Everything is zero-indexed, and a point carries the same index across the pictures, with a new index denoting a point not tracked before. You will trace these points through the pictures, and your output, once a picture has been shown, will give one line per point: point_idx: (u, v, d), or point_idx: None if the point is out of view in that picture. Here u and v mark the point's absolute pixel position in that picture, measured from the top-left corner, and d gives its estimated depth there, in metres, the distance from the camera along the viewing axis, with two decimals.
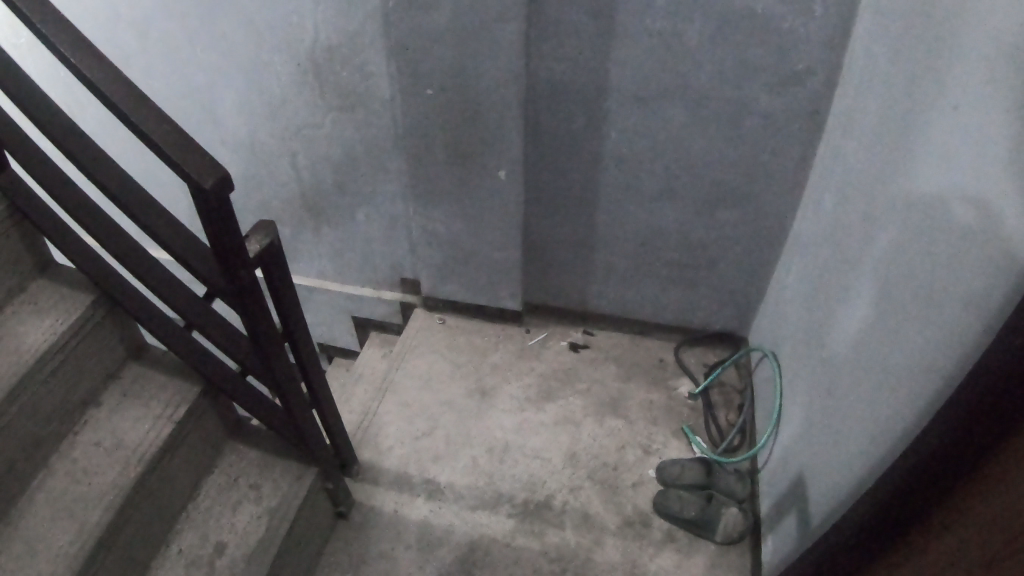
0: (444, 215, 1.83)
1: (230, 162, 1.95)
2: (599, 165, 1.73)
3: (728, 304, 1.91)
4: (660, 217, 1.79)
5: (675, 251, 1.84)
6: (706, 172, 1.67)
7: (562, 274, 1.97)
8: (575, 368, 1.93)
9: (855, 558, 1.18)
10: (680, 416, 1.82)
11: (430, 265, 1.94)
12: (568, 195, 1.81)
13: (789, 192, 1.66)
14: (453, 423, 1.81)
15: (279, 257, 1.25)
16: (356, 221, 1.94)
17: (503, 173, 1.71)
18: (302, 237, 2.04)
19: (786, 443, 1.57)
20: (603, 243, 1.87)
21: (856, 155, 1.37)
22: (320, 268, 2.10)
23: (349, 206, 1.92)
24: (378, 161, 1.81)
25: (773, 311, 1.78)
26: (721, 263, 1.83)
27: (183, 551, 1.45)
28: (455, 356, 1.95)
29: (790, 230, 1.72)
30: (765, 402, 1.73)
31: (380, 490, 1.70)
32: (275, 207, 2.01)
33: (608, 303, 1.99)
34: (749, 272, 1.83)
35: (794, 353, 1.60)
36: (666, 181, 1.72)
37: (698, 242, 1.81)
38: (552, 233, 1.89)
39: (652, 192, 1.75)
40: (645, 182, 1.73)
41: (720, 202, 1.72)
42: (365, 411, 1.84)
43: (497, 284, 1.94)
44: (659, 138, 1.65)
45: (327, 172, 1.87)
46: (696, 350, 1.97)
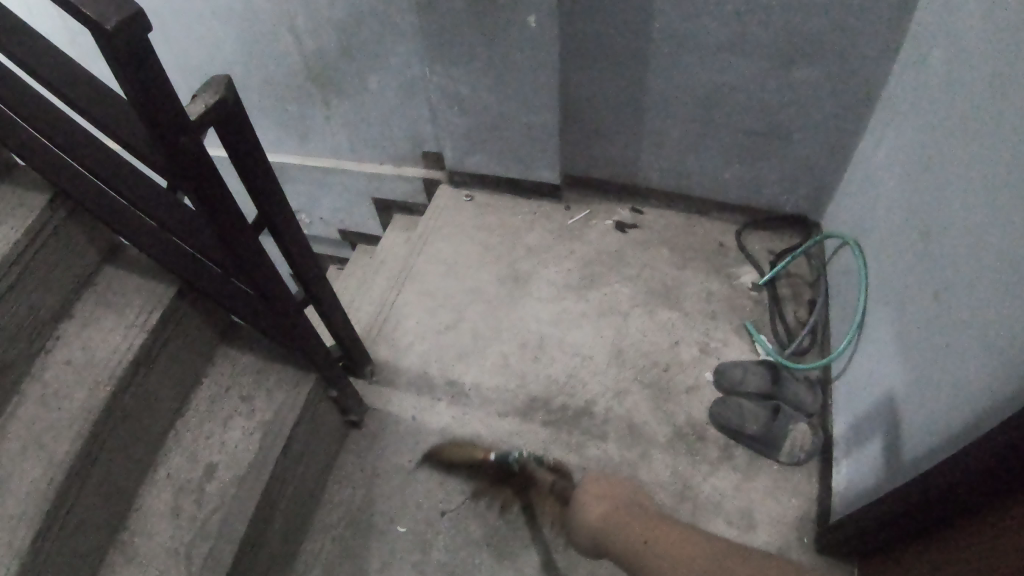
0: (464, 71, 1.55)
1: (223, 37, 1.67)
2: (653, 7, 1.42)
3: (802, 183, 1.61)
4: (726, 73, 1.48)
5: (743, 113, 1.53)
6: (786, 13, 1.35)
7: (607, 140, 1.67)
8: (623, 250, 1.64)
9: (956, 509, 0.97)
10: (743, 310, 1.56)
11: (453, 132, 1.66)
12: (614, 45, 1.51)
13: (888, 44, 1.34)
14: (481, 312, 1.57)
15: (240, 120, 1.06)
16: (367, 88, 1.66)
17: (535, 19, 1.42)
18: (309, 112, 1.75)
19: (879, 356, 1.31)
20: (656, 104, 1.58)
21: (983, 17, 1.10)
22: (334, 145, 1.79)
23: (358, 68, 1.63)
24: (385, 12, 1.51)
25: (860, 191, 1.48)
26: (797, 129, 1.53)
27: (171, 475, 1.30)
28: (484, 236, 1.68)
29: (884, 89, 1.40)
30: (846, 299, 1.47)
31: (396, 394, 1.50)
32: (276, 78, 1.71)
33: (662, 175, 1.69)
34: (830, 140, 1.52)
35: (891, 249, 1.32)
36: (736, 26, 1.40)
37: (771, 102, 1.50)
38: (596, 89, 1.60)
39: (717, 42, 1.44)
40: (706, 31, 1.43)
41: (803, 51, 1.40)
42: (380, 302, 1.61)
43: (531, 154, 1.66)
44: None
45: (330, 29, 1.57)
46: (759, 235, 1.68)
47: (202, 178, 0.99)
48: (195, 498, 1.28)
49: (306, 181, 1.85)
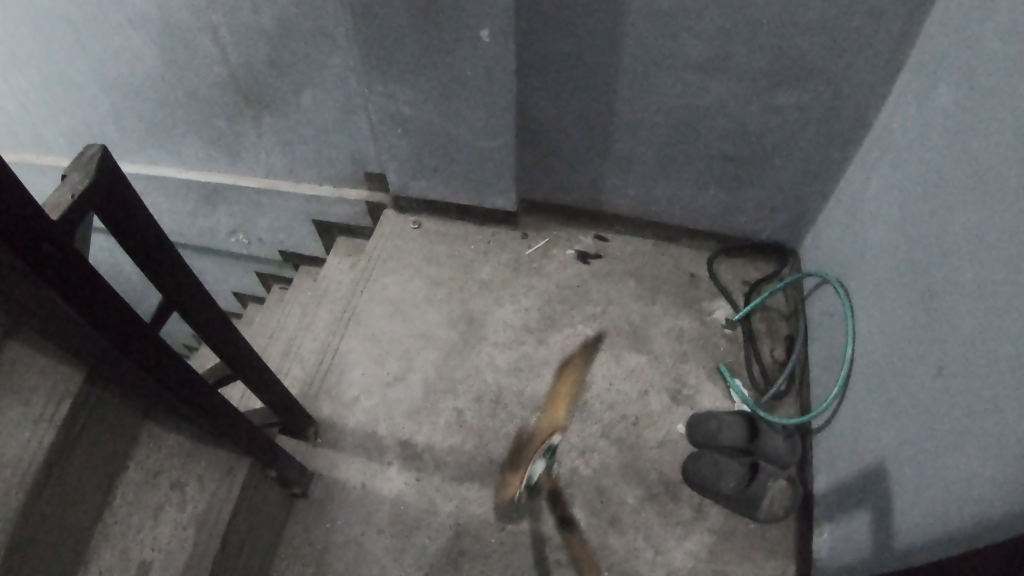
0: (409, 90, 1.38)
1: (144, 61, 1.43)
2: (624, 21, 1.26)
3: (778, 211, 1.49)
4: (705, 94, 1.33)
5: (719, 138, 1.40)
6: (772, 37, 1.21)
7: (569, 163, 1.52)
8: (587, 283, 1.52)
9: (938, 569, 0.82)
10: (715, 352, 1.45)
11: (398, 153, 1.50)
12: (577, 63, 1.36)
13: (882, 72, 1.21)
14: (434, 360, 1.43)
15: (111, 186, 0.86)
16: (299, 108, 1.47)
17: (487, 33, 1.25)
18: (241, 138, 1.53)
19: (862, 416, 1.21)
20: (623, 126, 1.43)
21: (989, 75, 0.97)
22: (267, 165, 1.59)
23: (289, 88, 1.44)
24: (318, 28, 1.32)
25: (846, 229, 1.36)
26: (778, 158, 1.40)
27: (104, 572, 1.06)
28: (433, 269, 1.53)
29: (873, 119, 1.28)
30: (828, 345, 1.36)
31: (342, 459, 1.37)
32: (200, 101, 1.49)
33: (626, 202, 1.56)
34: (810, 168, 1.40)
35: (881, 307, 1.20)
36: (718, 45, 1.25)
37: (748, 128, 1.37)
38: (558, 108, 1.44)
39: (691, 61, 1.29)
40: (682, 50, 1.28)
41: (787, 76, 1.26)
42: (322, 350, 1.47)
43: (485, 177, 1.51)
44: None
45: (256, 45, 1.37)
46: (733, 263, 1.57)
47: (86, 282, 0.78)
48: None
49: (236, 203, 1.66)
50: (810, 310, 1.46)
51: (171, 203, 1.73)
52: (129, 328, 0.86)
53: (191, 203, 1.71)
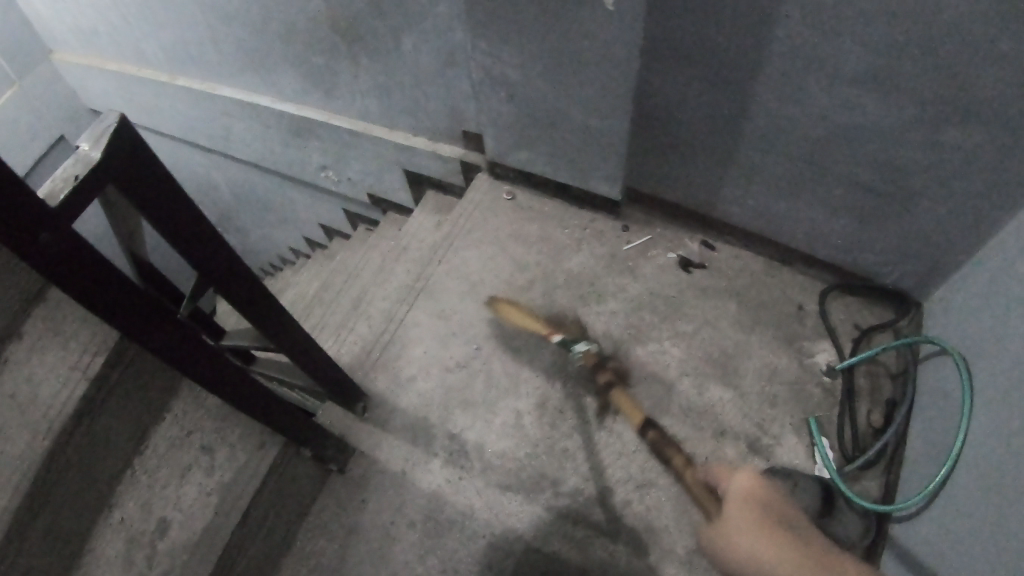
0: (520, 49, 1.25)
1: None
2: (771, 13, 1.09)
3: (912, 256, 1.30)
4: (850, 112, 1.15)
5: (860, 162, 1.21)
6: (941, 70, 1.01)
7: (688, 159, 1.36)
8: (683, 295, 1.37)
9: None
10: (809, 401, 1.29)
11: (501, 118, 1.37)
12: (708, 52, 1.20)
13: None
14: (501, 352, 1.32)
15: (131, 151, 0.79)
16: (402, 49, 1.37)
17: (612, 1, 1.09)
18: (339, 70, 1.45)
19: (960, 520, 1.03)
20: (752, 130, 1.26)
21: None
22: (365, 107, 1.50)
23: (390, 28, 1.35)
24: None
25: (985, 296, 1.17)
26: (926, 201, 1.20)
27: (126, 521, 1.02)
28: (522, 250, 1.40)
29: None
30: (939, 424, 1.19)
31: (388, 440, 1.29)
32: (299, 25, 1.41)
33: (744, 213, 1.39)
34: (958, 218, 1.19)
35: (1001, 409, 1.02)
36: (878, 61, 1.06)
37: (895, 158, 1.17)
38: (684, 95, 1.28)
39: (838, 73, 1.11)
40: (828, 57, 1.10)
41: (954, 114, 1.06)
42: (388, 320, 1.39)
43: (591, 162, 1.36)
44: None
45: None
46: (848, 302, 1.40)
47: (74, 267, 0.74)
48: (146, 554, 1.03)
49: (330, 141, 1.58)
50: (922, 379, 1.29)
51: (268, 131, 1.65)
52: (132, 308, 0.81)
53: (287, 134, 1.63)
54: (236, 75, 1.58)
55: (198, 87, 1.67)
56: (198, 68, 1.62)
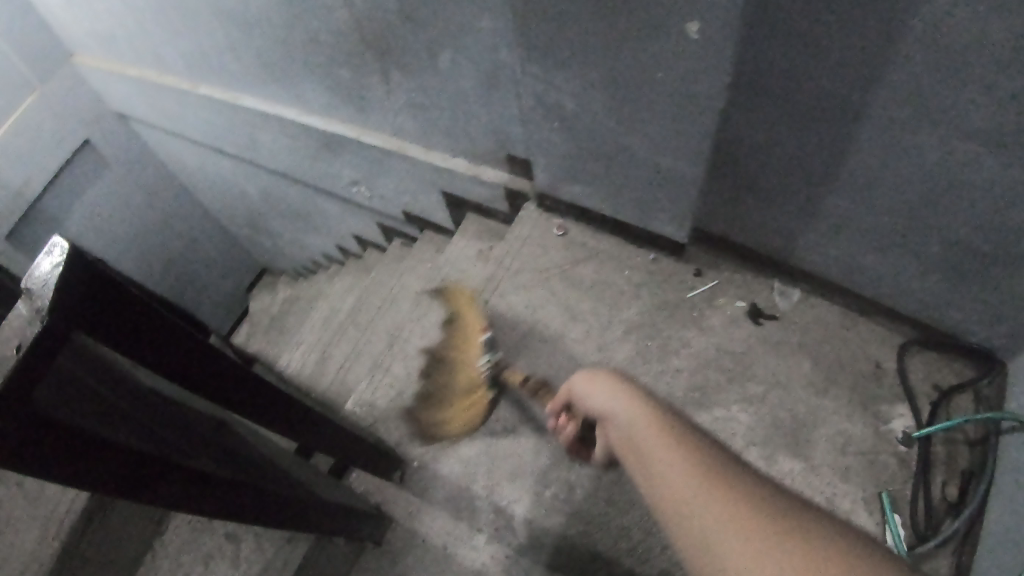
0: (575, 81, 1.11)
1: None
2: (881, 64, 0.94)
3: (1012, 320, 1.16)
4: (960, 174, 1.00)
5: (968, 224, 1.06)
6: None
7: (761, 204, 1.22)
8: (751, 352, 1.24)
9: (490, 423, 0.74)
10: (886, 475, 1.17)
11: (551, 149, 1.22)
12: (794, 98, 1.05)
13: None
14: (548, 416, 1.20)
15: (99, 285, 0.67)
16: (439, 66, 1.23)
17: (697, 28, 0.94)
18: (367, 84, 1.33)
19: None
20: (839, 180, 1.12)
21: None
22: (401, 123, 1.36)
23: (425, 42, 1.21)
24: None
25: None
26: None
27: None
28: (574, 296, 1.26)
29: None
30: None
31: (429, 511, 1.19)
32: (323, 35, 1.29)
33: (822, 264, 1.26)
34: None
35: None
36: (1005, 122, 0.90)
37: (1011, 225, 1.02)
38: (767, 137, 1.12)
39: (948, 130, 0.96)
40: (935, 116, 0.95)
41: None
42: (425, 373, 1.28)
43: (652, 201, 1.21)
44: (1003, 49, 0.83)
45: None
46: (930, 357, 1.26)
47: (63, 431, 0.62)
48: None
49: (363, 159, 1.45)
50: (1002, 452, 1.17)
51: (297, 144, 1.53)
52: (141, 460, 0.71)
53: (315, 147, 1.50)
54: (261, 86, 1.47)
55: (222, 98, 1.56)
56: (224, 74, 1.50)
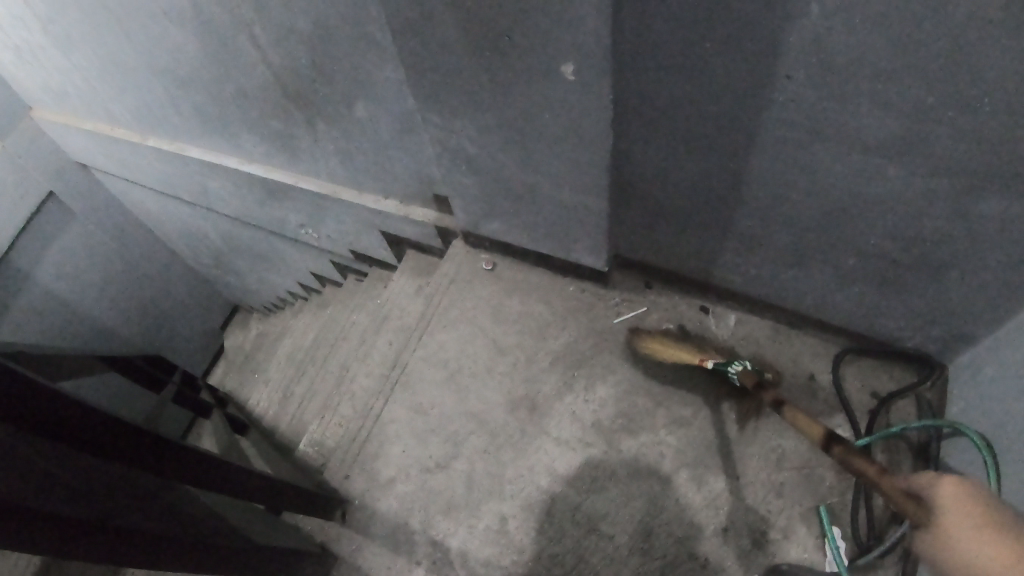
0: (472, 127, 1.16)
1: (187, 45, 1.43)
2: (760, 100, 0.99)
3: (932, 321, 1.20)
4: (851, 185, 1.04)
5: (870, 230, 1.09)
6: (960, 138, 0.89)
7: (670, 232, 1.27)
8: (673, 374, 1.28)
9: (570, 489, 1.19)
10: (820, 488, 1.17)
11: (466, 191, 1.29)
12: (677, 139, 1.10)
13: None
14: (482, 450, 1.25)
15: None
16: (361, 111, 1.33)
17: (572, 69, 0.98)
18: (297, 133, 1.49)
19: None
20: (735, 210, 1.17)
21: None
22: (329, 170, 1.54)
23: (343, 94, 1.32)
24: (370, 43, 1.17)
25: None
26: (954, 274, 1.09)
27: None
28: (500, 329, 1.35)
29: None
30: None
31: (369, 547, 1.22)
32: (250, 89, 1.45)
33: (738, 285, 1.31)
34: (991, 290, 1.08)
35: None
36: (890, 134, 0.94)
37: (913, 225, 1.05)
38: (666, 173, 1.16)
39: (825, 144, 1.00)
40: (805, 136, 1.00)
41: (986, 181, 0.92)
42: (364, 415, 1.34)
43: (567, 236, 1.27)
44: (865, 70, 0.87)
45: (308, 46, 1.26)
46: (863, 366, 1.31)
47: None
48: None
49: (300, 200, 1.66)
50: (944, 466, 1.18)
51: (238, 186, 1.76)
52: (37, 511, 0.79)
53: (263, 188, 1.69)
54: (202, 137, 1.70)
55: (168, 148, 1.80)
56: (178, 129, 1.73)
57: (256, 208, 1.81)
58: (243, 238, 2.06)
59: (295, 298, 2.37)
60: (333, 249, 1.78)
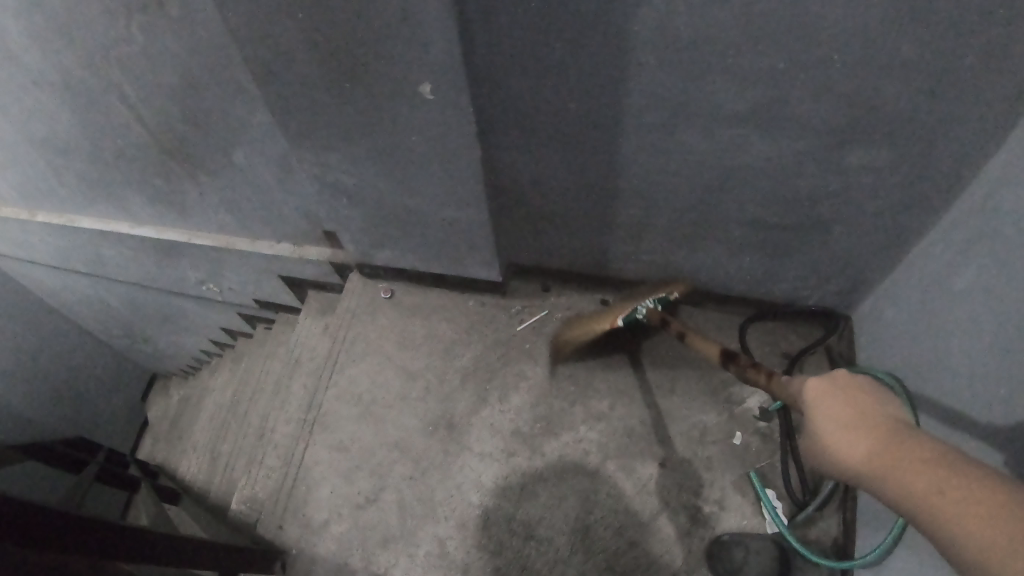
0: (343, 161, 1.15)
1: (60, 114, 1.39)
2: (615, 93, 1.00)
3: (824, 280, 1.25)
4: (722, 163, 1.07)
5: (747, 204, 1.13)
6: (823, 102, 0.94)
7: (556, 234, 1.29)
8: (585, 370, 1.30)
9: (511, 500, 1.20)
10: (745, 455, 1.21)
11: (353, 224, 1.29)
12: (546, 146, 1.12)
13: (987, 128, 0.92)
14: (408, 477, 1.25)
15: None
16: (241, 158, 1.32)
17: (430, 89, 0.97)
18: (183, 189, 1.46)
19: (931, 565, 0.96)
20: (615, 205, 1.19)
21: None
22: (220, 222, 1.53)
23: (219, 144, 1.30)
24: (235, 88, 1.16)
25: (920, 314, 1.12)
26: (839, 223, 1.13)
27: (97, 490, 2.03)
28: (408, 355, 1.35)
29: (972, 184, 1.00)
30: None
31: None
32: (130, 151, 1.42)
33: (633, 274, 1.33)
34: (879, 234, 1.13)
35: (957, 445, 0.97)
36: (752, 109, 0.97)
37: (791, 193, 1.09)
38: (542, 176, 1.17)
39: (690, 127, 1.02)
40: (672, 124, 1.03)
41: (853, 136, 0.98)
42: (287, 463, 1.31)
43: (460, 250, 1.28)
44: (716, 51, 0.90)
45: (177, 100, 1.24)
46: (770, 329, 1.34)
47: None
48: None
49: (196, 255, 1.64)
50: None
51: (133, 250, 1.73)
52: None
53: (158, 248, 1.67)
54: (88, 206, 1.65)
55: (58, 222, 1.74)
56: (62, 201, 1.67)
57: (155, 270, 1.79)
58: (148, 302, 2.03)
59: (212, 354, 2.34)
60: (236, 298, 1.79)
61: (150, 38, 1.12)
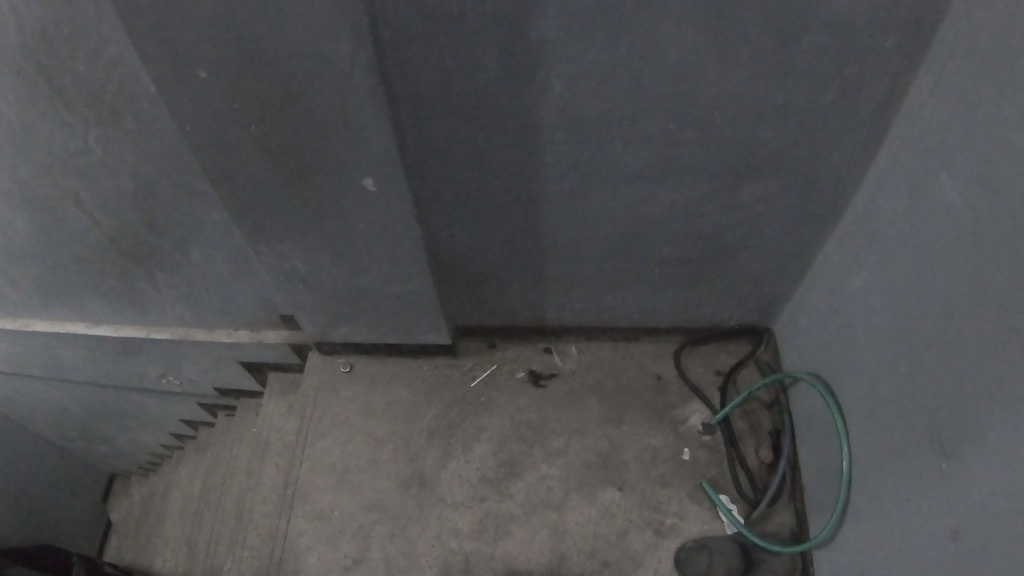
0: (294, 251, 1.25)
1: (17, 224, 1.47)
2: (535, 164, 1.13)
3: (741, 303, 1.39)
4: (637, 215, 1.21)
5: (663, 246, 1.27)
6: (717, 152, 1.09)
7: (498, 293, 1.41)
8: (540, 412, 1.41)
9: (489, 541, 1.30)
10: (695, 469, 1.34)
11: (309, 306, 1.38)
12: (481, 219, 1.24)
13: (857, 157, 1.08)
14: (389, 534, 1.34)
15: None
16: (197, 254, 1.41)
17: (372, 180, 1.09)
18: (141, 287, 1.54)
19: (868, 540, 1.10)
20: (546, 261, 1.32)
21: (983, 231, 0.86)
22: (178, 315, 1.61)
23: (175, 242, 1.40)
24: (191, 189, 1.26)
25: (824, 324, 1.27)
26: (745, 252, 1.28)
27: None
28: (373, 422, 1.44)
29: (853, 207, 1.16)
30: (822, 452, 1.25)
31: None
32: (86, 255, 1.50)
33: (570, 320, 1.46)
34: (781, 258, 1.28)
35: (871, 432, 1.11)
36: (657, 166, 1.11)
37: (700, 232, 1.24)
38: (477, 243, 1.29)
39: (605, 188, 1.16)
40: (589, 187, 1.16)
41: (747, 177, 1.13)
42: (271, 535, 1.39)
43: (411, 319, 1.39)
44: (622, 122, 1.04)
45: (134, 203, 1.33)
46: (701, 352, 1.47)
47: None
48: None
49: (155, 350, 1.71)
50: (793, 418, 1.34)
51: (90, 350, 1.79)
52: None
53: (116, 345, 1.73)
54: (42, 309, 1.71)
55: (11, 326, 1.79)
56: (16, 304, 1.73)
57: (114, 368, 1.85)
58: (107, 401, 2.08)
59: (172, 446, 2.39)
60: (196, 388, 1.87)
61: (107, 148, 1.22)
